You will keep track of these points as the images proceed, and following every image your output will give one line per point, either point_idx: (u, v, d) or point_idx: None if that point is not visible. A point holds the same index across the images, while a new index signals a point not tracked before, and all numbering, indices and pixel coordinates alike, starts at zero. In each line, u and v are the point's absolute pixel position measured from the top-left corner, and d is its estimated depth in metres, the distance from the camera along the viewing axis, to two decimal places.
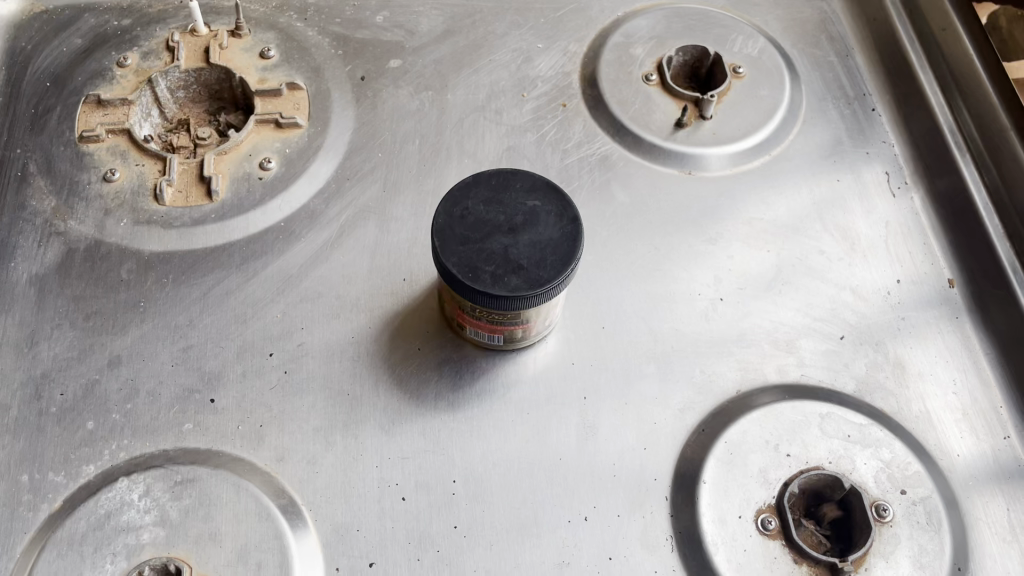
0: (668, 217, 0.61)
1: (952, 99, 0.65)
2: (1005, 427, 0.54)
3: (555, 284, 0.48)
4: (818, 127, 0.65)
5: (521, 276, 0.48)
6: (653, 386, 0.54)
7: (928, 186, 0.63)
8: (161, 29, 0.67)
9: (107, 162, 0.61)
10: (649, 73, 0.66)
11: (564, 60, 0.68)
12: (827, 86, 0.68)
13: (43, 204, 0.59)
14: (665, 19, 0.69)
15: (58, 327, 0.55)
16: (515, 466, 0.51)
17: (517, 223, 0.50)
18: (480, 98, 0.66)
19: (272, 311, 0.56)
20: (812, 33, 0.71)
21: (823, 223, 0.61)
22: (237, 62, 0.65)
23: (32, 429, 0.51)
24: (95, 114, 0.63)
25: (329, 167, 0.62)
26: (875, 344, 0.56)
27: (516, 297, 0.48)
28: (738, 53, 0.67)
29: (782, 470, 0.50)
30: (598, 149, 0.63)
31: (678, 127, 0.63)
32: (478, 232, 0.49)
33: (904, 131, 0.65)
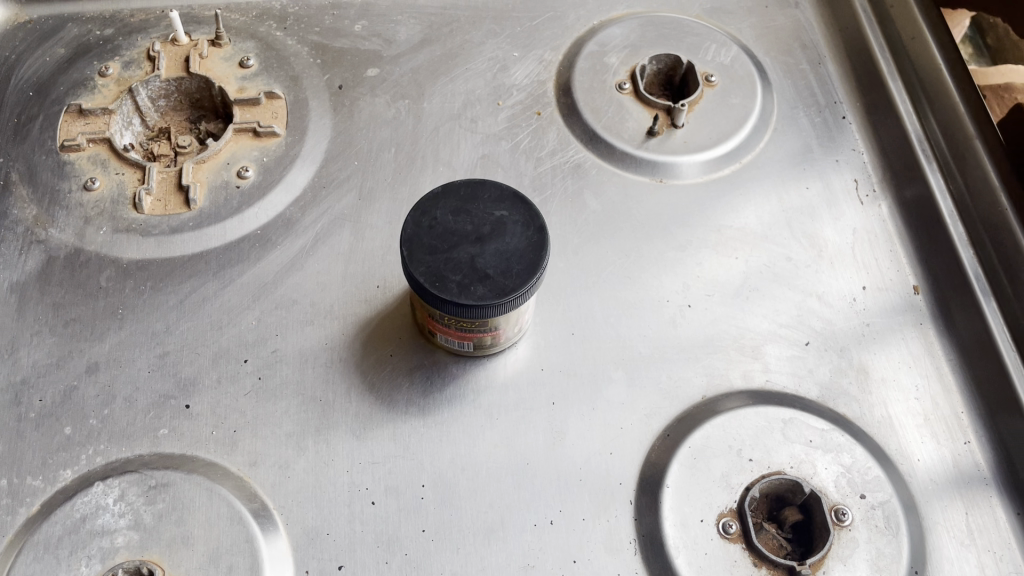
0: (638, 224, 0.62)
1: (920, 107, 0.66)
2: (965, 431, 0.55)
3: (521, 293, 0.49)
4: (788, 135, 0.66)
5: (487, 285, 0.49)
6: (620, 391, 0.55)
7: (895, 194, 0.64)
8: (142, 38, 0.69)
9: (88, 171, 0.62)
10: (622, 82, 0.67)
11: (539, 68, 0.69)
12: (799, 93, 0.68)
13: (24, 213, 0.61)
14: (639, 27, 0.70)
15: (37, 334, 0.56)
16: (483, 471, 0.52)
17: (484, 233, 0.51)
18: (455, 106, 0.67)
19: (247, 318, 0.57)
20: (785, 41, 0.72)
21: (792, 231, 0.62)
22: (216, 72, 0.66)
23: (11, 434, 0.52)
24: (76, 123, 0.64)
25: (306, 176, 0.63)
26: (840, 351, 0.57)
27: (482, 305, 0.49)
28: (710, 61, 0.68)
29: (744, 475, 0.51)
30: (571, 157, 0.64)
31: (650, 135, 0.64)
32: (446, 241, 0.50)
33: (873, 138, 0.66)
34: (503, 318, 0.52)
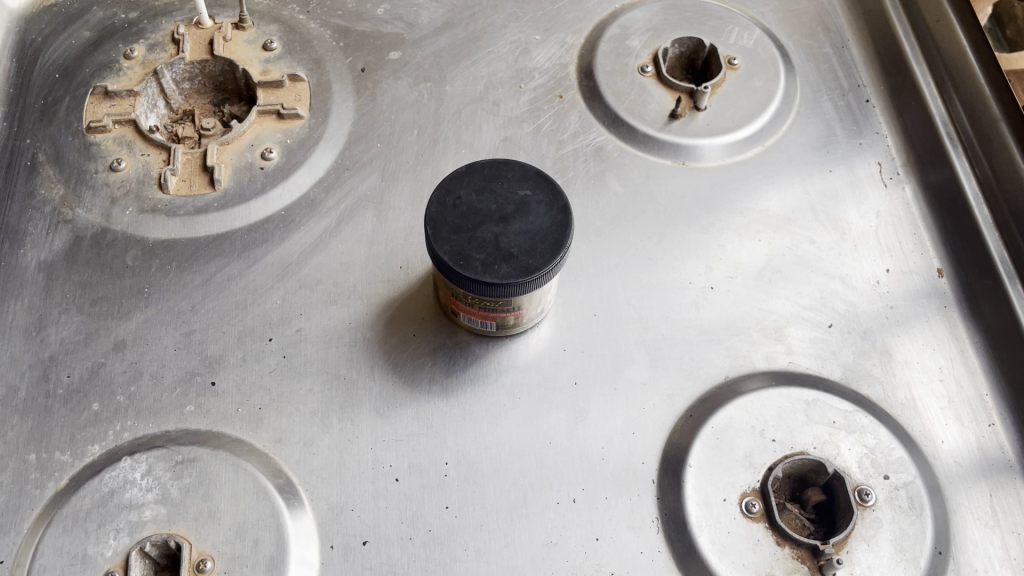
0: (661, 207, 0.62)
1: (945, 90, 0.65)
2: (990, 414, 0.54)
3: (544, 272, 0.49)
4: (810, 118, 0.66)
5: (511, 264, 0.49)
6: (642, 372, 0.55)
7: (919, 178, 0.63)
8: (167, 21, 0.69)
9: (114, 152, 0.62)
10: (644, 65, 0.67)
11: (561, 52, 0.69)
12: (823, 77, 0.68)
13: (52, 193, 0.61)
14: (662, 10, 0.70)
15: (65, 312, 0.57)
16: (506, 449, 0.53)
17: (508, 213, 0.51)
18: (478, 89, 0.67)
19: (272, 298, 0.57)
20: (808, 24, 0.71)
21: (815, 214, 0.62)
22: (240, 55, 0.67)
23: (40, 411, 0.53)
24: (102, 105, 0.64)
25: (329, 157, 0.63)
26: (863, 333, 0.57)
27: (506, 284, 0.49)
28: (733, 44, 0.68)
29: (767, 455, 0.51)
30: (593, 140, 0.65)
31: (672, 118, 0.64)
32: (470, 219, 0.50)
33: (897, 123, 0.66)
34: (524, 299, 0.52)
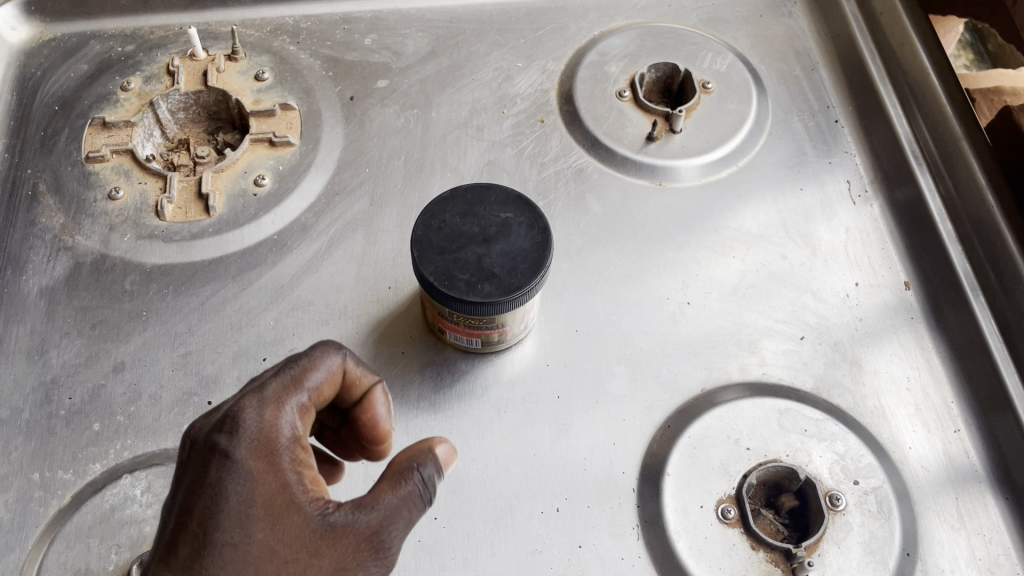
0: (639, 226, 0.64)
1: (909, 110, 0.68)
2: (955, 421, 0.57)
3: (526, 291, 0.52)
4: (782, 139, 0.69)
5: (494, 283, 0.52)
6: (622, 385, 0.58)
7: (886, 195, 0.66)
8: (162, 53, 0.72)
9: (112, 181, 0.65)
10: (622, 89, 0.70)
11: (543, 78, 0.72)
12: (793, 98, 0.71)
13: (52, 221, 0.64)
14: (638, 37, 0.73)
15: (66, 336, 0.59)
16: (492, 461, 0.55)
17: (491, 234, 0.53)
18: (462, 115, 0.70)
19: (265, 319, 0.60)
20: (780, 48, 0.74)
21: (787, 231, 0.64)
22: (233, 85, 0.70)
23: (43, 431, 0.55)
24: (100, 136, 0.67)
25: (320, 183, 0.66)
26: (834, 344, 0.59)
27: (489, 303, 0.51)
28: (707, 68, 0.71)
29: (742, 463, 0.54)
30: (574, 162, 0.67)
31: (649, 140, 0.67)
32: (456, 242, 0.53)
33: (865, 142, 0.68)
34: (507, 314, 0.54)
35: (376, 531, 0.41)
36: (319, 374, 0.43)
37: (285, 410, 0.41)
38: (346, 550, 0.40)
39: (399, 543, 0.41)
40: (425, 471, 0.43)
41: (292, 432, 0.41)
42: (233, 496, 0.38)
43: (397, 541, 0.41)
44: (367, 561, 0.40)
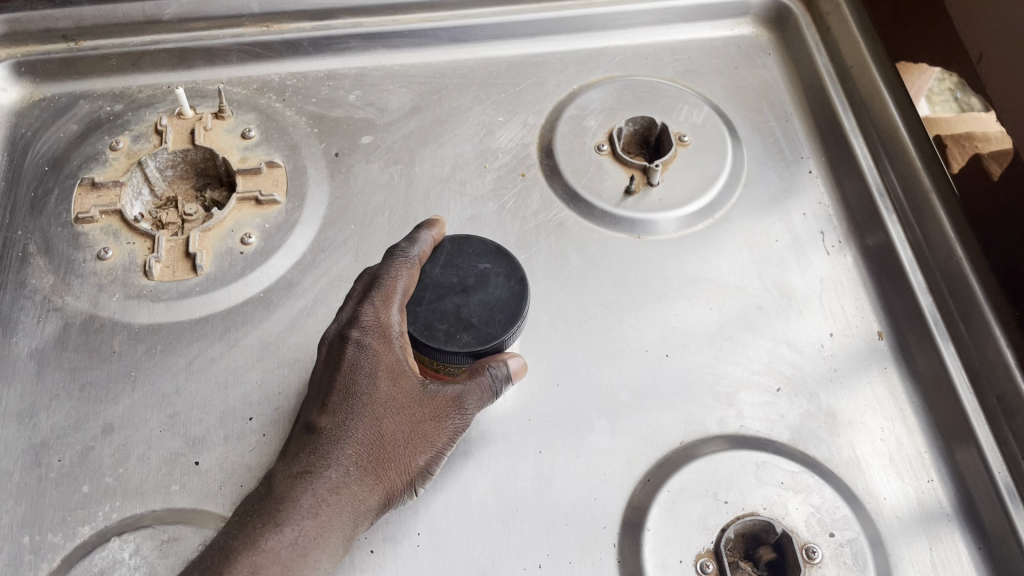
0: (618, 279, 0.66)
1: (880, 161, 0.70)
2: (929, 470, 0.58)
3: (503, 339, 0.53)
4: (757, 190, 0.70)
5: (471, 333, 0.53)
6: (602, 439, 0.59)
7: (859, 245, 0.67)
8: (150, 113, 0.73)
9: (101, 241, 0.66)
10: (600, 143, 0.71)
11: (524, 132, 0.74)
12: (768, 149, 0.73)
13: (42, 281, 0.65)
14: (616, 91, 0.75)
15: (56, 397, 0.60)
16: (475, 518, 0.56)
17: (470, 284, 0.54)
18: (445, 170, 0.71)
19: (252, 378, 0.61)
20: (754, 99, 0.76)
21: (763, 281, 0.66)
22: (220, 143, 0.71)
23: (33, 494, 0.56)
24: (89, 196, 0.68)
25: (305, 240, 0.67)
26: (809, 395, 0.60)
27: (467, 352, 0.52)
28: (683, 122, 0.73)
29: (720, 517, 0.55)
30: (554, 216, 0.69)
31: (627, 194, 0.69)
32: (435, 292, 0.54)
33: (838, 193, 0.70)
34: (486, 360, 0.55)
35: (467, 393, 0.53)
36: (419, 246, 0.56)
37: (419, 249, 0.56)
38: (444, 407, 0.53)
39: (478, 406, 0.54)
40: (501, 366, 0.53)
41: (399, 296, 0.54)
42: (360, 357, 0.53)
43: (483, 399, 0.54)
44: (459, 411, 0.53)
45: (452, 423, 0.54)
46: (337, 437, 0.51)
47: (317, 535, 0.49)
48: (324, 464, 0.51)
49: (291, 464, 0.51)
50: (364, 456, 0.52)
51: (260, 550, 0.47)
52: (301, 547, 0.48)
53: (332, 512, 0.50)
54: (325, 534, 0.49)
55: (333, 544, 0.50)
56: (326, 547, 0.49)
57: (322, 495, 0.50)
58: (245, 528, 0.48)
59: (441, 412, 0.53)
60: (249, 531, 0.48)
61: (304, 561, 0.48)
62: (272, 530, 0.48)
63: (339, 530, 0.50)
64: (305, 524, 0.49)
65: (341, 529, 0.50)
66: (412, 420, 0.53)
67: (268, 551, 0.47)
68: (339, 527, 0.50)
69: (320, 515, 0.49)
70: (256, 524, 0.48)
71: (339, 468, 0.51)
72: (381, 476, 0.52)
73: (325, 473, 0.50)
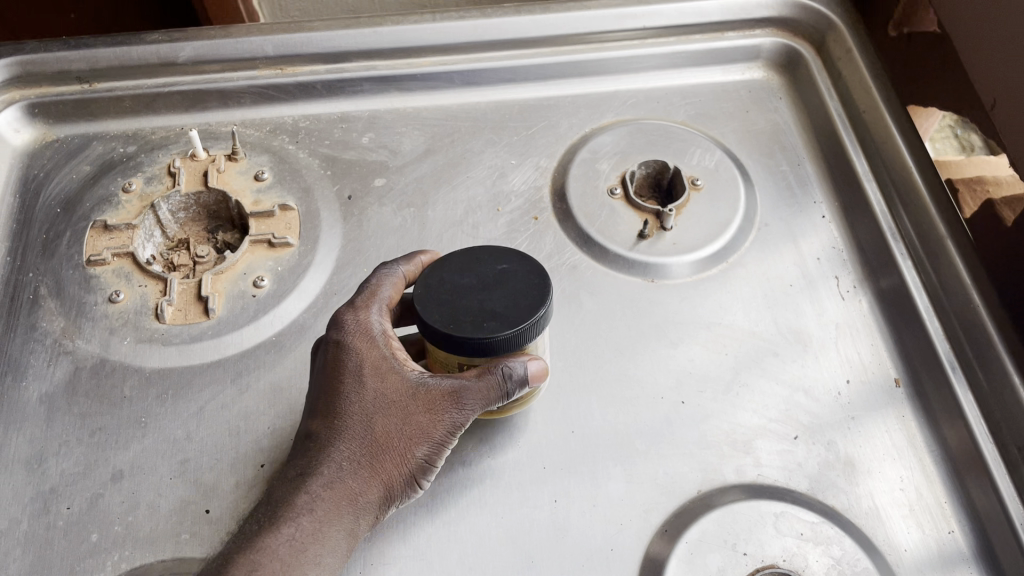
0: (632, 323, 0.65)
1: (894, 206, 0.70)
2: (950, 521, 0.57)
3: (528, 324, 0.52)
4: (771, 234, 0.70)
5: (495, 320, 0.52)
6: (618, 487, 0.58)
7: (873, 290, 0.67)
8: (163, 155, 0.73)
9: (113, 283, 0.66)
10: (613, 187, 0.72)
11: (536, 175, 0.74)
12: (780, 193, 0.73)
13: (53, 324, 0.64)
14: (628, 135, 0.75)
15: (65, 443, 0.59)
16: (490, 568, 0.55)
17: (488, 282, 0.54)
18: (458, 213, 0.71)
19: (263, 423, 0.60)
20: (766, 142, 0.76)
21: (778, 326, 0.65)
22: (233, 185, 0.71)
23: (41, 543, 0.55)
24: (101, 238, 0.68)
25: (318, 283, 0.67)
26: (827, 442, 0.60)
27: (493, 339, 0.51)
28: (695, 165, 0.73)
29: (739, 569, 0.54)
30: (567, 259, 0.69)
31: (640, 238, 0.69)
32: (455, 291, 0.53)
33: (852, 237, 0.70)
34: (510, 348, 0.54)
35: (457, 381, 0.53)
36: (403, 262, 0.60)
37: (398, 272, 0.58)
38: (437, 399, 0.52)
39: (469, 398, 0.52)
40: (519, 360, 0.53)
41: (382, 313, 0.57)
42: (343, 353, 0.54)
43: (473, 385, 0.52)
44: (451, 401, 0.52)
45: (446, 415, 0.52)
46: (328, 436, 0.52)
47: (314, 534, 0.49)
48: (316, 463, 0.51)
49: (288, 467, 0.52)
50: (356, 454, 0.51)
51: (254, 546, 0.48)
52: (298, 541, 0.49)
53: (329, 510, 0.50)
54: (323, 530, 0.50)
55: (334, 539, 0.50)
56: (324, 541, 0.50)
57: (318, 493, 0.50)
58: (244, 533, 0.49)
59: (431, 404, 0.52)
60: (245, 534, 0.49)
61: (301, 557, 0.48)
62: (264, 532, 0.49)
63: (337, 522, 0.50)
64: (300, 521, 0.49)
65: (341, 524, 0.50)
66: (403, 413, 0.52)
67: (262, 546, 0.48)
68: (336, 523, 0.50)
69: (315, 510, 0.50)
70: (253, 524, 0.50)
71: (331, 467, 0.51)
72: (379, 472, 0.52)
73: (318, 471, 0.51)
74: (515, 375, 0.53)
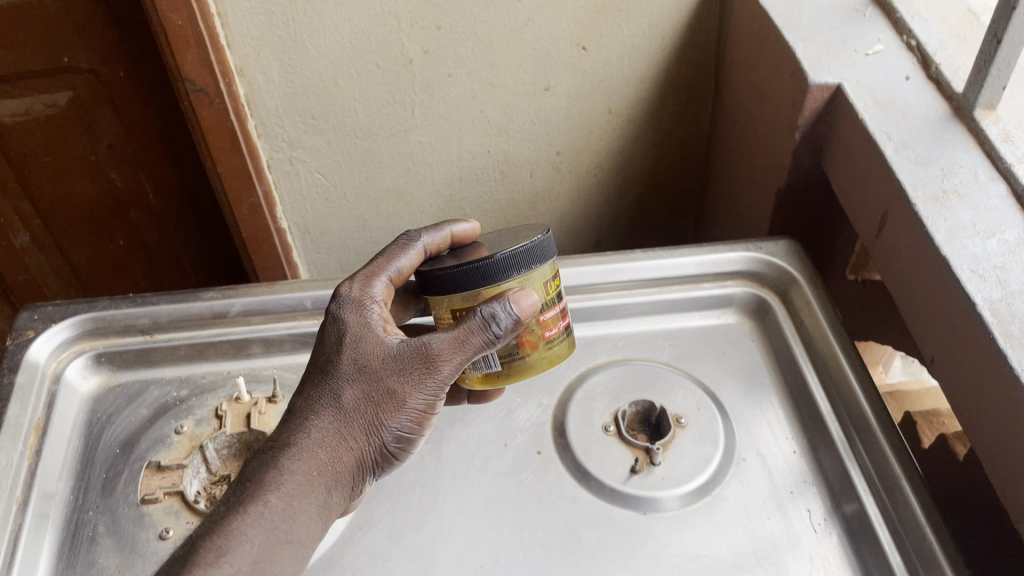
0: (627, 554, 0.72)
1: (855, 445, 0.77)
2: None
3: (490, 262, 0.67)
4: (749, 467, 0.78)
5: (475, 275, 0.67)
6: None
7: (843, 522, 0.74)
8: (212, 398, 0.84)
9: (162, 521, 0.74)
10: (607, 423, 0.81)
11: (539, 411, 0.83)
12: (756, 428, 0.82)
13: (108, 562, 0.71)
14: (619, 375, 0.86)
15: None
16: None
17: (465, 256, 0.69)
18: (469, 448, 0.80)
19: None
20: (742, 380, 0.86)
21: (759, 560, 0.71)
22: (272, 425, 0.81)
23: None
24: (154, 477, 0.77)
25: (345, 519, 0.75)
26: None
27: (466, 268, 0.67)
28: (680, 403, 0.83)
29: None
30: (567, 492, 0.77)
31: (633, 473, 0.77)
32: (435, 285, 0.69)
33: (819, 473, 0.78)
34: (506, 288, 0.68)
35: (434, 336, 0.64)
36: (431, 237, 0.76)
37: (435, 239, 0.76)
38: (411, 362, 0.64)
39: (455, 354, 0.64)
40: (504, 308, 0.65)
41: (404, 273, 0.74)
42: (343, 314, 0.68)
43: (448, 370, 0.64)
44: (427, 369, 0.64)
45: (419, 378, 0.64)
46: (317, 399, 0.64)
47: (294, 506, 0.61)
48: (305, 414, 0.63)
49: (294, 408, 0.65)
50: (342, 409, 0.64)
51: (238, 515, 0.59)
52: (268, 548, 0.59)
53: (311, 471, 0.62)
54: (295, 527, 0.60)
55: (310, 512, 0.62)
56: (292, 546, 0.60)
57: (297, 472, 0.61)
58: (241, 486, 0.61)
59: (408, 371, 0.64)
60: (247, 471, 0.62)
61: (280, 527, 0.60)
62: (251, 498, 0.60)
63: (311, 496, 0.62)
64: (280, 524, 0.60)
65: (313, 504, 0.62)
66: (381, 376, 0.64)
67: (241, 531, 0.58)
68: (312, 488, 0.62)
69: (291, 504, 0.61)
70: (250, 475, 0.61)
71: (320, 424, 0.63)
72: (348, 455, 0.64)
73: (304, 430, 0.63)
74: (500, 324, 0.65)
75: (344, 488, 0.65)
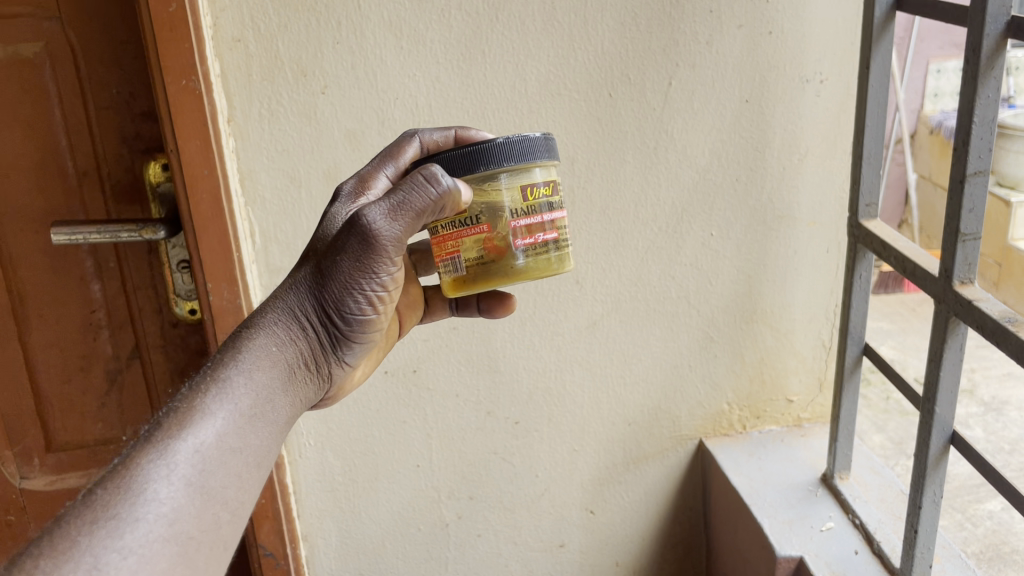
0: None
1: None
2: None
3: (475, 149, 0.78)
4: None
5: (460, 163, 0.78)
6: None
7: None
8: None
9: None
10: None
11: None
12: None
13: None
14: None
15: None
16: None
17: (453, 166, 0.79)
18: None
19: None
20: None
21: None
22: None
23: None
24: None
25: None
26: None
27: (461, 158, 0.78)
28: None
29: None
30: None
31: None
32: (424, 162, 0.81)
33: None
34: (489, 186, 0.79)
35: (373, 208, 0.70)
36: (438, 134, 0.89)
37: (430, 137, 0.88)
38: (361, 269, 0.72)
39: (400, 220, 0.70)
40: (445, 175, 0.73)
41: (399, 170, 0.85)
42: (338, 213, 0.79)
43: (388, 236, 0.70)
44: (380, 253, 0.71)
45: (372, 268, 0.72)
46: (287, 291, 0.74)
47: (243, 427, 0.66)
48: (271, 301, 0.74)
49: (259, 309, 0.74)
50: (302, 286, 0.74)
51: (199, 396, 0.65)
52: (229, 434, 0.65)
53: (262, 374, 0.70)
54: (256, 397, 0.68)
55: (269, 374, 0.70)
56: (252, 429, 0.67)
57: (252, 358, 0.70)
58: (207, 369, 0.68)
59: (358, 255, 0.71)
60: (212, 360, 0.69)
61: (248, 412, 0.67)
62: (219, 369, 0.68)
63: (266, 376, 0.70)
64: (231, 406, 0.66)
65: (273, 378, 0.71)
66: (343, 274, 0.72)
67: (202, 414, 0.64)
68: (263, 389, 0.69)
69: (251, 380, 0.69)
70: (213, 359, 0.69)
71: (269, 342, 0.72)
72: (298, 347, 0.73)
73: (264, 327, 0.72)
74: (439, 183, 0.72)
75: (302, 380, 0.74)
